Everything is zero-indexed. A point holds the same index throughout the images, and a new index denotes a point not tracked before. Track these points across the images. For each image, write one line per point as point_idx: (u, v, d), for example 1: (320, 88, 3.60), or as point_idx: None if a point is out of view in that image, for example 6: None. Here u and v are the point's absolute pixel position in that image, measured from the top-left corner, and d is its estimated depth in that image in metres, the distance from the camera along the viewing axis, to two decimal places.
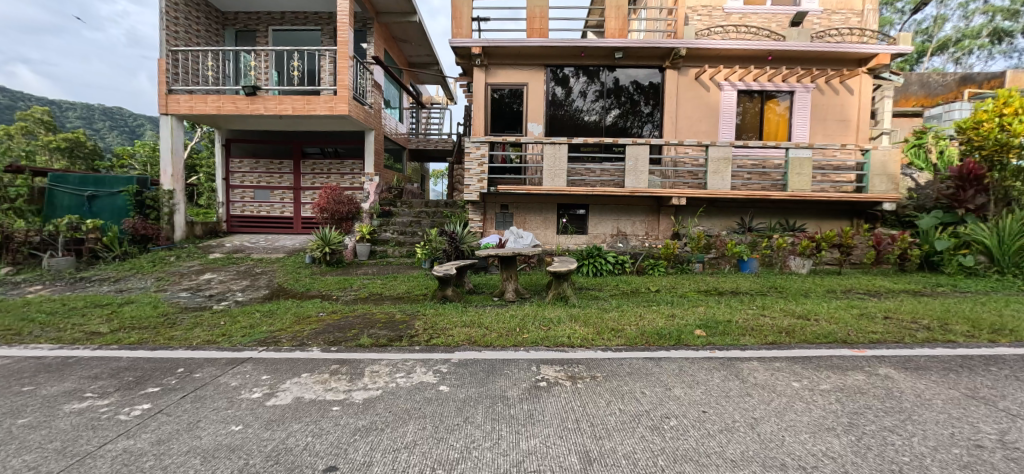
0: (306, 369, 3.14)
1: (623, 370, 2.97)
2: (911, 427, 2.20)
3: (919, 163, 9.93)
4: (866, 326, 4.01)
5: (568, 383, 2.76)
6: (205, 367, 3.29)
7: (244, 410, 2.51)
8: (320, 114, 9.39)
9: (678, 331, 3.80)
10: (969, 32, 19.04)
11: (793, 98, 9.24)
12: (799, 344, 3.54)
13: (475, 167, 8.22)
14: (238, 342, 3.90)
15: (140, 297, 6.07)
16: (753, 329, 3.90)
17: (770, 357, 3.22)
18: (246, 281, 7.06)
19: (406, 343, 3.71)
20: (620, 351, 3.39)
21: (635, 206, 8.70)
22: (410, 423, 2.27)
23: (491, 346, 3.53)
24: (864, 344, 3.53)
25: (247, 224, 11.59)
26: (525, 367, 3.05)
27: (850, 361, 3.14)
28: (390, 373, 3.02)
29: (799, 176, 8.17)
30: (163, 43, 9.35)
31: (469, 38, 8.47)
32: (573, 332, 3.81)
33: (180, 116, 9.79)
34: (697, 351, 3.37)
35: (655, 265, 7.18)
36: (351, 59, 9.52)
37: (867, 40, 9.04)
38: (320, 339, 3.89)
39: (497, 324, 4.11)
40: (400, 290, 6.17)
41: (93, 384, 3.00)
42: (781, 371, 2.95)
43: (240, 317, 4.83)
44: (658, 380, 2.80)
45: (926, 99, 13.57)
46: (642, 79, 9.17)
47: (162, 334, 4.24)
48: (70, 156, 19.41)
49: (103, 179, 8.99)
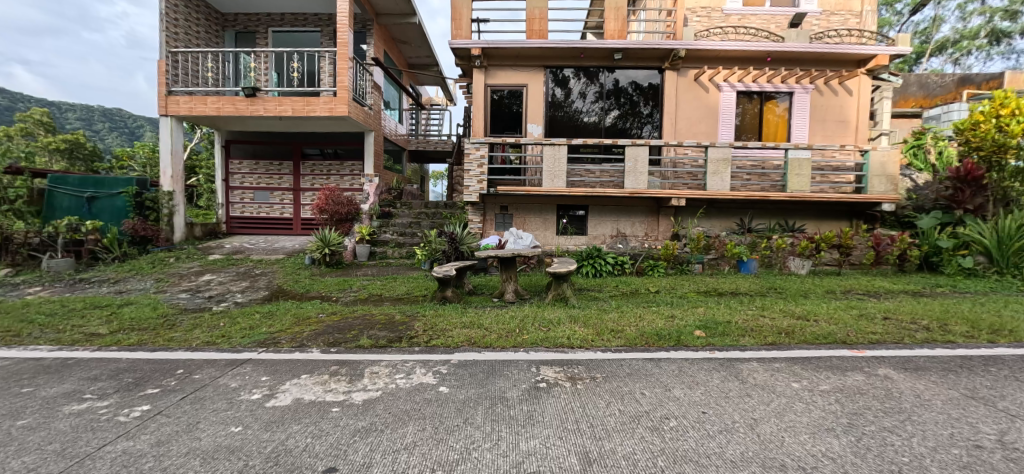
0: (306, 371, 3.13)
1: (622, 371, 2.97)
2: (910, 427, 2.21)
3: (919, 163, 9.91)
4: (866, 326, 4.02)
5: (568, 384, 2.76)
6: (205, 368, 3.28)
7: (244, 412, 2.50)
8: (320, 115, 9.40)
9: (678, 332, 3.81)
10: (967, 33, 19.11)
11: (793, 99, 9.26)
12: (799, 345, 3.55)
13: (475, 167, 8.22)
14: (238, 343, 3.91)
15: (140, 298, 6.08)
16: (752, 330, 3.91)
17: (770, 357, 3.23)
18: (245, 282, 7.08)
19: (406, 343, 3.72)
20: (620, 351, 3.39)
21: (635, 207, 8.71)
22: (410, 424, 2.27)
23: (491, 347, 3.54)
24: (864, 344, 3.54)
25: (247, 225, 11.61)
26: (525, 368, 3.05)
27: (850, 361, 3.15)
28: (389, 374, 3.02)
29: (799, 176, 8.18)
30: (162, 44, 9.35)
31: (469, 39, 8.48)
32: (573, 333, 3.81)
33: (180, 118, 9.80)
34: (697, 352, 3.37)
35: (654, 266, 7.19)
36: (351, 60, 9.54)
37: (865, 40, 9.08)
38: (320, 340, 3.89)
39: (497, 324, 4.11)
40: (400, 291, 6.18)
41: (93, 385, 3.00)
42: (780, 371, 2.96)
43: (240, 318, 4.84)
44: (657, 380, 2.80)
45: (925, 100, 13.59)
46: (642, 80, 9.19)
47: (162, 336, 4.25)
48: (70, 158, 19.50)
49: (103, 180, 9.05)
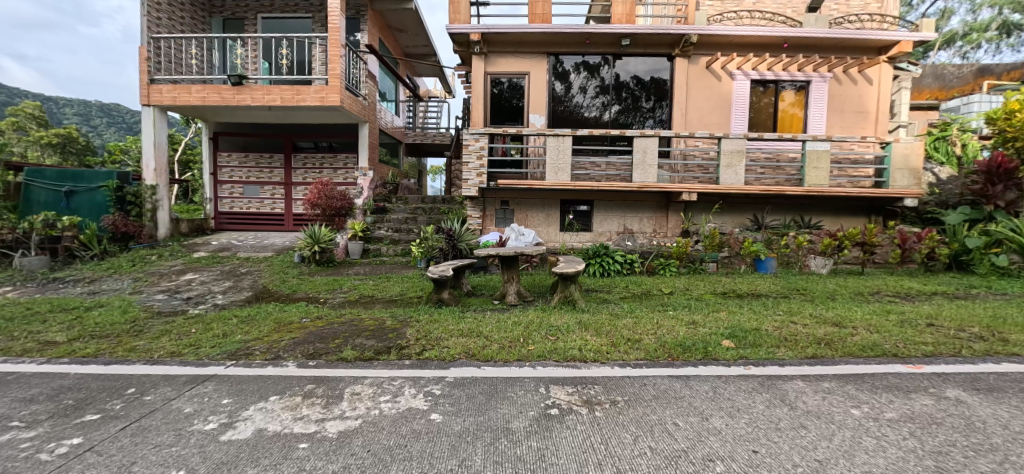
0: (275, 392, 2.68)
1: (646, 393, 2.50)
2: (1015, 472, 1.77)
3: (937, 155, 9.16)
4: (913, 335, 3.54)
5: (585, 412, 2.30)
6: (160, 388, 2.82)
7: (191, 449, 2.05)
8: (310, 104, 8.93)
9: (704, 342, 3.35)
10: (976, 26, 18.73)
11: (809, 89, 8.77)
12: (844, 359, 3.07)
13: (475, 160, 7.78)
14: (205, 354, 3.45)
15: (112, 300, 5.62)
16: (787, 340, 3.44)
17: (816, 375, 2.76)
18: (228, 282, 6.63)
19: (394, 356, 3.26)
20: (641, 367, 2.92)
21: (643, 202, 8.24)
22: (392, 468, 1.82)
23: (491, 361, 3.08)
24: (919, 359, 3.06)
25: (236, 220, 11.11)
26: (531, 389, 2.60)
27: (910, 381, 2.68)
28: (373, 396, 2.57)
29: (816, 170, 7.72)
30: (143, 29, 8.85)
31: (467, 24, 8.01)
32: (585, 344, 3.35)
33: (164, 108, 9.29)
34: (729, 367, 2.90)
35: (666, 265, 6.75)
36: (342, 47, 9.06)
37: (887, 26, 8.49)
38: (298, 351, 3.42)
39: (499, 333, 3.65)
40: (393, 292, 5.73)
41: (24, 409, 2.55)
42: (833, 394, 2.50)
43: (214, 324, 4.38)
44: (690, 406, 2.33)
45: (940, 92, 13.16)
46: (642, 74, 8.68)
47: (123, 345, 3.78)
48: (62, 152, 19.19)
49: (82, 173, 8.58)
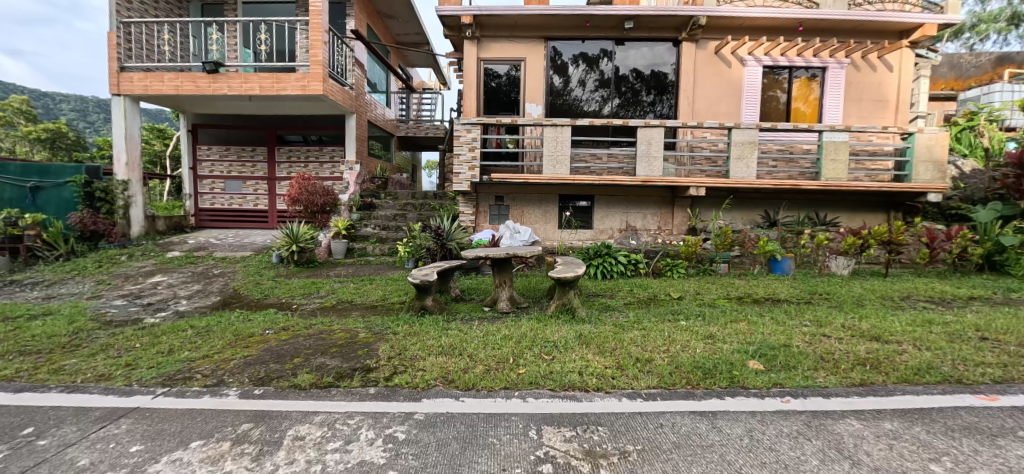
0: (201, 436, 2.14)
1: (665, 441, 1.97)
2: None
3: (960, 147, 8.73)
4: (971, 354, 3.01)
5: (587, 469, 1.77)
6: (63, 428, 2.28)
7: None
8: (291, 93, 8.36)
9: (728, 363, 2.83)
10: (986, 17, 18.14)
11: (825, 76, 8.19)
12: (899, 387, 2.55)
13: (466, 152, 7.19)
14: (138, 378, 2.93)
15: (63, 307, 5.10)
16: (823, 359, 2.92)
17: (873, 412, 2.22)
18: (198, 285, 6.09)
19: (358, 382, 2.72)
20: (654, 399, 2.40)
21: (647, 197, 7.70)
22: None
23: (472, 391, 2.55)
24: (990, 387, 2.53)
25: (218, 217, 10.55)
26: (518, 433, 2.07)
27: (992, 420, 2.14)
28: (320, 443, 2.03)
29: (835, 162, 7.17)
30: (112, 13, 8.28)
31: (458, 6, 7.43)
32: (587, 366, 2.81)
33: (136, 97, 8.70)
34: (763, 400, 2.37)
35: (673, 266, 6.24)
36: (325, 33, 8.44)
37: (909, 8, 7.86)
38: (245, 374, 2.90)
39: (486, 351, 3.13)
40: (374, 297, 5.19)
41: None
42: (901, 441, 1.96)
43: (164, 337, 3.86)
44: (723, 461, 1.80)
45: (957, 81, 12.61)
46: (647, 60, 8.10)
47: (47, 365, 3.25)
48: (52, 148, 18.71)
49: (49, 168, 8.03)
